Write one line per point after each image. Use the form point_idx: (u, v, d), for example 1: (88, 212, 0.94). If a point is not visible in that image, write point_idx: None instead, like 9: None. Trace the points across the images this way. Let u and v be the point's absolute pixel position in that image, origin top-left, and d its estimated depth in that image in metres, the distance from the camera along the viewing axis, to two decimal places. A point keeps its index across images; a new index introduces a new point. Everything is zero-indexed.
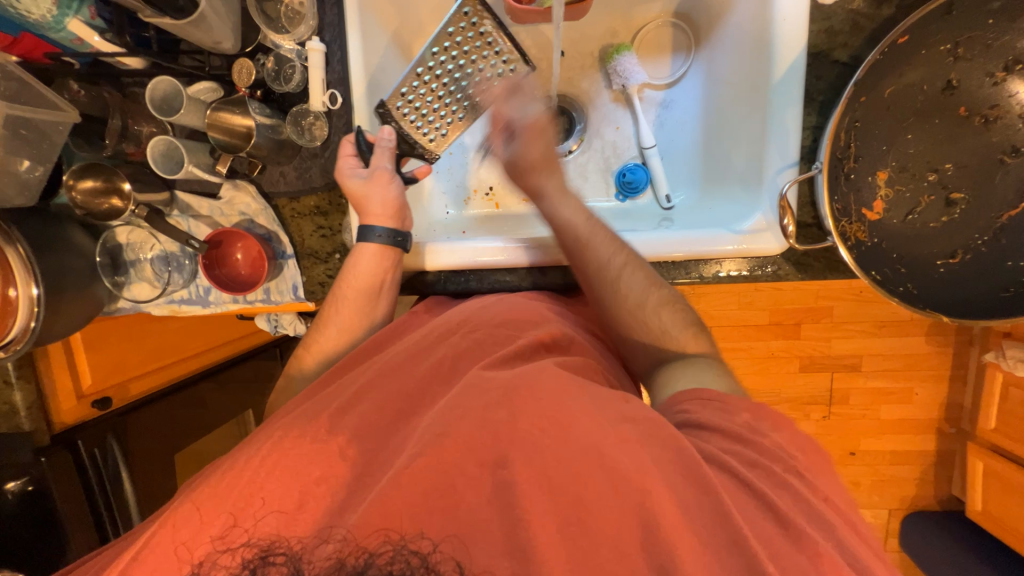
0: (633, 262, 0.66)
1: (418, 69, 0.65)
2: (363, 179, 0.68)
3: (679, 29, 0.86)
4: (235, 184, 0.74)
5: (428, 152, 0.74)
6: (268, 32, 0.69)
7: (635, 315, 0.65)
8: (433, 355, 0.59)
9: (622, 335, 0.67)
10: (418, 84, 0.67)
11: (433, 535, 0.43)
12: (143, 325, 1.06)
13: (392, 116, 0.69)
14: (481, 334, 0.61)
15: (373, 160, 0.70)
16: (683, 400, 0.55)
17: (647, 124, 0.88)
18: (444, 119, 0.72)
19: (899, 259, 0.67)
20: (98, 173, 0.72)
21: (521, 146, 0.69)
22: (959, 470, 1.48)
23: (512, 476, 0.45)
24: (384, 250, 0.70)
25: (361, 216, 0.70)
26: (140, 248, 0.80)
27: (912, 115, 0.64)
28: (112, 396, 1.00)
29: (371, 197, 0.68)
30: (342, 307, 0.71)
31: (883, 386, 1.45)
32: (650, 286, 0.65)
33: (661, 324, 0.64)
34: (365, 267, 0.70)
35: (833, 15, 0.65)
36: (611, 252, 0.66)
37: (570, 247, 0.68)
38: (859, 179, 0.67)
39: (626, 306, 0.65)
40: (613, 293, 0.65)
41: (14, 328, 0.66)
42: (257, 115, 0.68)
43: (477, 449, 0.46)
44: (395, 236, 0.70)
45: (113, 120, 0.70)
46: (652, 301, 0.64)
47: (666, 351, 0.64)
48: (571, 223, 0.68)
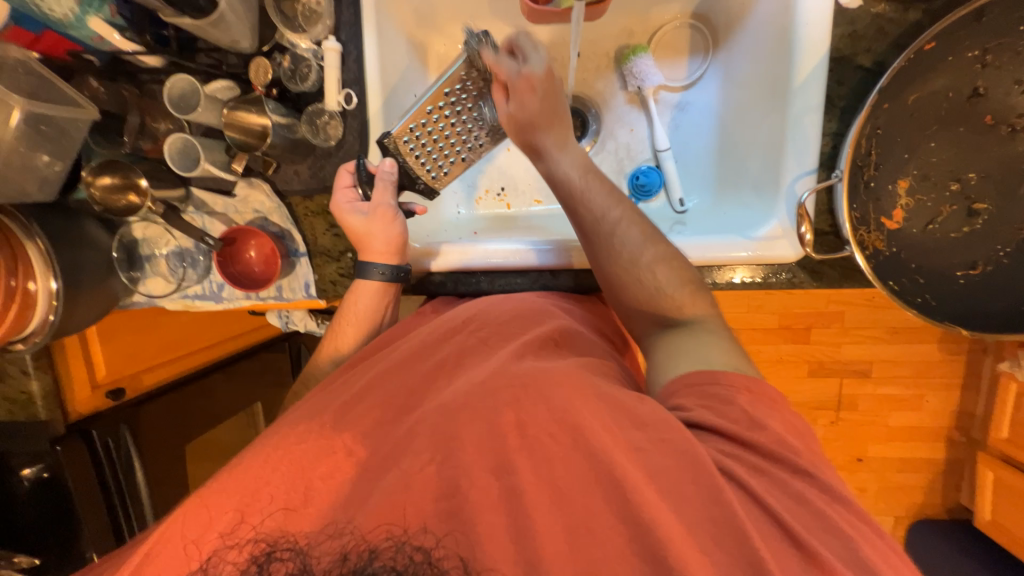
0: (630, 215, 0.66)
1: (429, 106, 0.66)
2: (365, 216, 0.69)
3: (697, 31, 0.85)
4: (249, 182, 0.74)
5: (428, 188, 0.74)
6: (285, 30, 0.68)
7: (629, 272, 0.64)
8: (438, 355, 0.60)
9: (618, 294, 0.66)
10: (426, 120, 0.67)
11: (435, 532, 0.44)
12: (155, 317, 1.07)
13: (396, 150, 0.69)
14: (485, 331, 0.62)
15: (376, 196, 0.69)
16: (678, 392, 0.54)
17: (662, 126, 0.87)
18: (446, 155, 0.72)
19: (918, 269, 0.66)
20: (116, 170, 0.72)
21: (518, 106, 0.66)
22: (969, 479, 1.46)
23: (518, 481, 0.45)
24: (387, 287, 0.72)
25: (362, 251, 0.71)
26: (155, 244, 0.81)
27: (935, 124, 0.63)
28: (126, 387, 1.02)
29: (374, 235, 0.69)
30: (339, 341, 0.73)
31: (893, 393, 1.44)
32: (646, 242, 0.65)
33: (656, 279, 0.63)
34: (364, 303, 0.72)
35: (857, 19, 0.63)
36: (608, 206, 0.66)
37: (566, 203, 0.68)
38: (879, 187, 0.66)
39: (620, 261, 0.65)
40: (607, 250, 0.65)
41: (34, 321, 0.67)
42: (272, 115, 0.68)
43: (483, 452, 0.46)
44: (394, 272, 0.71)
45: (131, 118, 0.71)
46: (646, 257, 0.64)
47: (662, 310, 0.64)
48: (568, 176, 0.67)
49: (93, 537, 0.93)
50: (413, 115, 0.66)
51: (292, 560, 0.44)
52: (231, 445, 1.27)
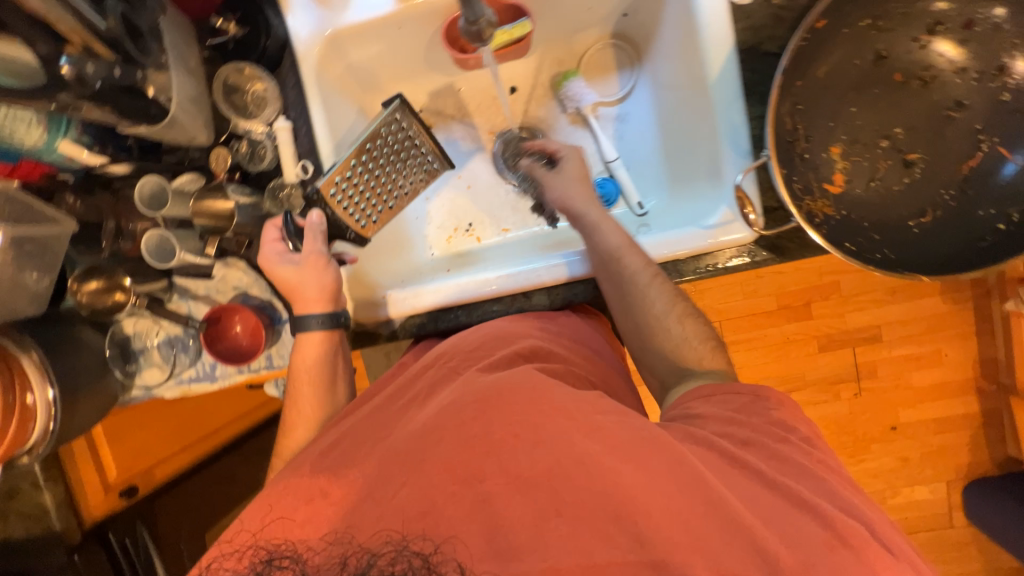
0: (659, 279, 0.68)
1: (354, 160, 0.70)
2: (297, 266, 0.73)
3: (620, 48, 0.91)
4: (225, 262, 0.80)
5: (359, 237, 0.76)
6: (238, 120, 0.74)
7: (656, 326, 0.67)
8: (412, 390, 0.62)
9: (643, 348, 0.68)
10: (352, 172, 0.71)
11: (434, 536, 0.43)
12: (159, 411, 1.02)
13: (323, 200, 0.72)
14: (456, 359, 0.63)
15: (305, 246, 0.73)
16: (688, 400, 0.58)
17: (607, 139, 0.92)
18: (371, 204, 0.75)
19: (872, 226, 0.68)
20: (101, 274, 0.77)
21: (563, 190, 0.77)
22: (1010, 427, 1.40)
23: (491, 489, 0.45)
24: (329, 334, 0.75)
25: (299, 302, 0.74)
26: (146, 335, 0.83)
27: (850, 90, 0.67)
28: (138, 484, 1.03)
29: (305, 283, 0.73)
30: (300, 405, 0.72)
31: (911, 352, 1.41)
32: (669, 303, 0.67)
33: (677, 334, 0.66)
34: (314, 358, 0.73)
35: (753, 12, 0.68)
36: (640, 267, 0.68)
37: (602, 263, 0.70)
38: (814, 157, 0.68)
39: (648, 317, 0.67)
40: (640, 313, 0.67)
41: (34, 433, 0.69)
42: (236, 197, 0.73)
43: (453, 468, 0.46)
44: (332, 319, 0.74)
45: (107, 223, 0.76)
46: (675, 312, 0.67)
47: (687, 364, 0.65)
48: (606, 241, 0.71)
49: None
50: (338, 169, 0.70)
51: (292, 569, 0.44)
52: None
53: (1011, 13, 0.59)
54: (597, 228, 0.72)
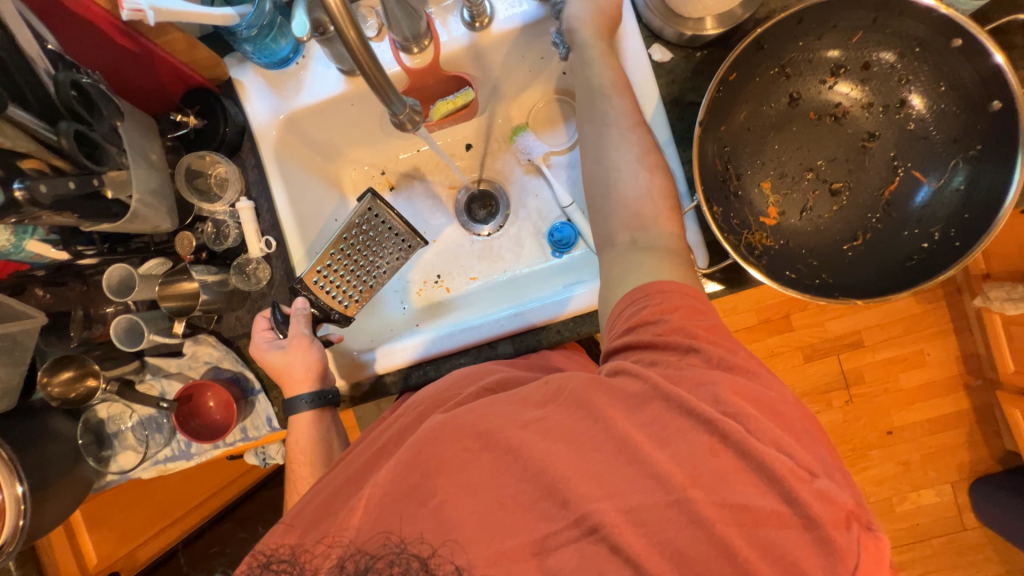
0: (645, 142, 0.63)
1: (332, 250, 0.76)
2: (282, 350, 0.74)
3: (565, 103, 0.96)
4: (195, 339, 0.80)
5: (343, 317, 0.79)
6: (202, 203, 0.77)
7: (615, 166, 0.62)
8: (379, 441, 0.59)
9: (602, 196, 0.63)
10: (330, 261, 0.77)
11: (432, 540, 0.46)
12: (142, 488, 1.06)
13: (309, 288, 0.77)
14: (422, 407, 0.61)
15: (290, 330, 0.74)
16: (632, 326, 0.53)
17: (560, 185, 0.96)
18: (353, 286, 0.79)
19: (810, 253, 0.71)
20: (71, 364, 0.78)
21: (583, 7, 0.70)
22: (1004, 422, 1.41)
23: (455, 529, 0.46)
24: (319, 412, 0.75)
25: (289, 383, 0.75)
26: (119, 420, 0.85)
27: (771, 129, 0.72)
28: (121, 568, 1.05)
29: (293, 364, 0.74)
30: (300, 485, 0.73)
31: (895, 355, 1.43)
32: (649, 169, 0.62)
33: (650, 205, 0.61)
34: (305, 438, 0.74)
35: (674, 69, 0.74)
36: (624, 108, 0.65)
37: (588, 102, 0.67)
38: (747, 193, 0.73)
39: (616, 158, 0.62)
40: (605, 174, 0.63)
41: (4, 532, 0.68)
42: (201, 276, 0.75)
43: (414, 516, 0.47)
44: (320, 397, 0.75)
45: (76, 312, 0.78)
46: (644, 160, 0.62)
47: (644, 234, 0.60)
48: (600, 78, 0.67)
49: None
50: (319, 261, 0.76)
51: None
52: None
53: (898, 56, 0.65)
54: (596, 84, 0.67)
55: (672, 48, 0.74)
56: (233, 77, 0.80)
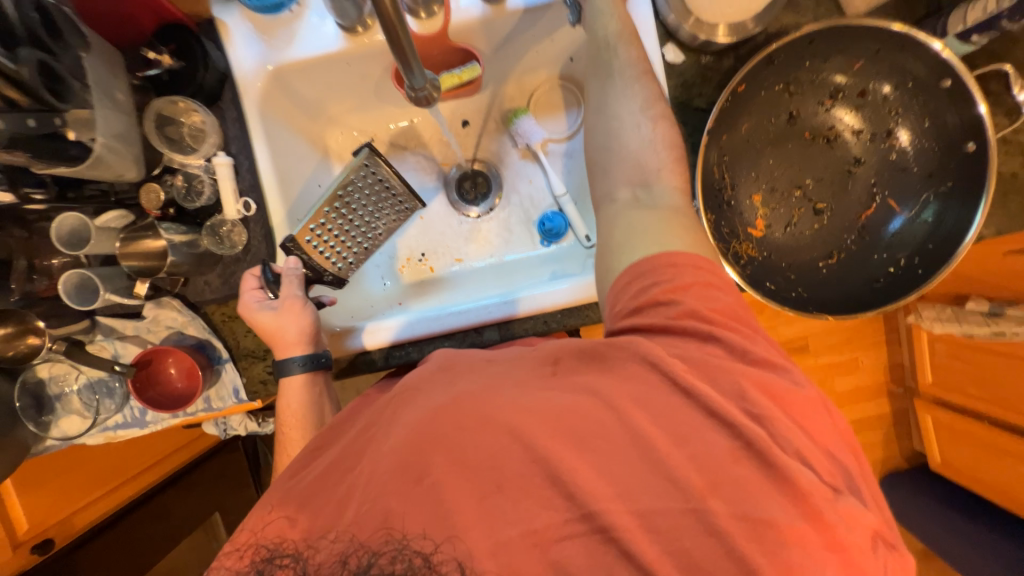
0: (660, 119, 0.64)
1: (327, 207, 0.72)
2: (273, 311, 0.70)
3: (567, 90, 0.94)
4: (157, 301, 0.74)
5: (336, 279, 0.78)
6: (172, 154, 0.70)
7: (622, 121, 0.64)
8: (379, 413, 0.55)
9: (607, 149, 0.65)
10: (325, 219, 0.73)
11: (433, 535, 0.45)
12: (81, 452, 0.99)
13: (300, 248, 0.73)
14: (419, 379, 0.56)
15: (282, 291, 0.71)
16: (622, 301, 0.56)
17: (555, 174, 0.95)
18: (347, 246, 0.77)
19: (789, 267, 0.75)
20: (9, 319, 0.69)
21: None
22: (914, 427, 1.57)
23: (454, 526, 0.45)
24: (312, 375, 0.72)
25: (279, 346, 0.71)
26: (64, 381, 0.78)
27: (768, 144, 0.74)
28: (54, 535, 0.96)
29: (285, 328, 0.70)
30: (290, 449, 0.71)
31: (834, 360, 1.56)
32: (662, 146, 0.63)
33: (663, 177, 0.62)
34: (297, 402, 0.72)
35: (684, 71, 0.74)
36: (634, 63, 0.66)
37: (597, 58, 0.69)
38: (738, 204, 0.75)
39: (623, 111, 0.64)
40: (615, 146, 0.64)
41: None
42: (171, 235, 0.69)
43: (414, 509, 0.45)
44: (314, 360, 0.72)
45: (18, 261, 0.70)
46: (650, 111, 0.64)
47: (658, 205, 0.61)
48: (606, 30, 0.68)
49: None
50: (314, 219, 0.72)
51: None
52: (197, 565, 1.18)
53: (895, 90, 0.69)
54: (611, 52, 0.67)
55: (685, 51, 0.74)
56: (215, 16, 0.72)
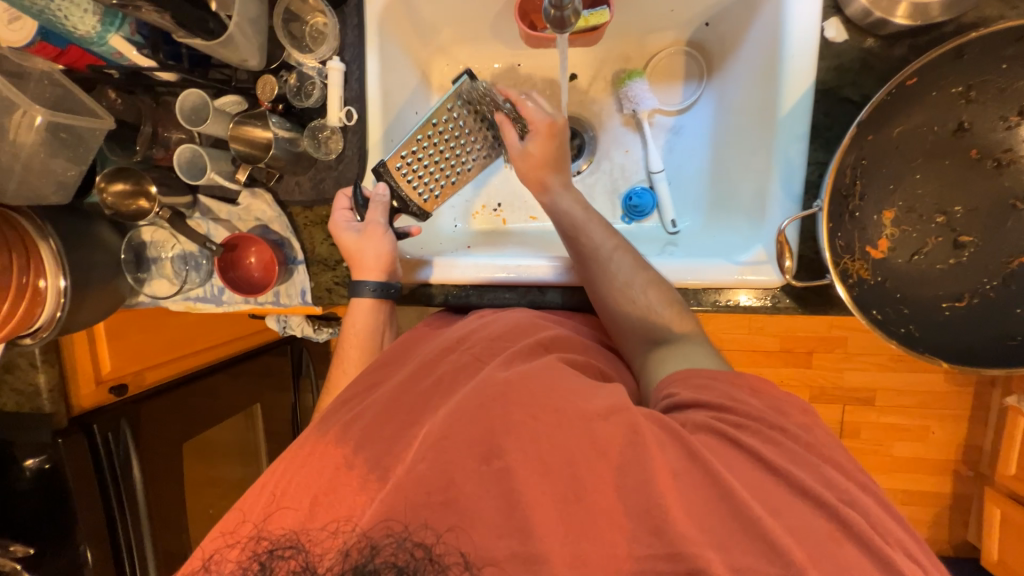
0: (623, 248, 0.69)
1: (419, 135, 0.71)
2: (357, 235, 0.72)
3: (692, 57, 0.87)
4: (252, 192, 0.78)
5: (421, 210, 0.78)
6: (292, 50, 0.73)
7: (594, 262, 0.69)
8: (436, 370, 0.59)
9: (594, 293, 0.69)
10: (417, 147, 0.72)
11: (436, 527, 0.44)
12: (162, 317, 1.11)
13: (390, 173, 0.73)
14: (478, 347, 0.61)
15: (367, 216, 0.73)
16: (671, 384, 0.57)
17: (656, 148, 0.89)
18: (435, 179, 0.76)
19: (903, 299, 0.66)
20: (127, 177, 0.76)
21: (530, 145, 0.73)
22: (976, 515, 1.38)
23: (509, 464, 0.46)
24: (378, 303, 0.74)
25: (356, 268, 0.73)
26: (161, 246, 0.84)
27: (921, 155, 0.64)
28: (128, 383, 1.06)
29: (364, 251, 0.72)
30: (346, 364, 0.75)
31: (898, 423, 1.38)
32: (636, 269, 0.68)
33: (647, 303, 0.66)
34: (361, 324, 0.74)
35: (843, 53, 0.65)
36: (592, 222, 0.71)
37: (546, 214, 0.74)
38: (864, 217, 0.66)
39: (589, 256, 0.69)
40: (601, 281, 0.68)
41: (41, 318, 0.70)
42: (276, 129, 0.72)
43: (471, 443, 0.47)
44: (384, 289, 0.74)
45: (145, 127, 0.76)
46: (609, 245, 0.69)
47: (653, 328, 0.66)
48: (570, 212, 0.72)
49: (87, 530, 0.95)
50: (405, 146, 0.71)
51: (295, 559, 0.45)
52: (235, 443, 1.29)
53: None
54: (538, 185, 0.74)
55: (850, 29, 0.65)
56: None
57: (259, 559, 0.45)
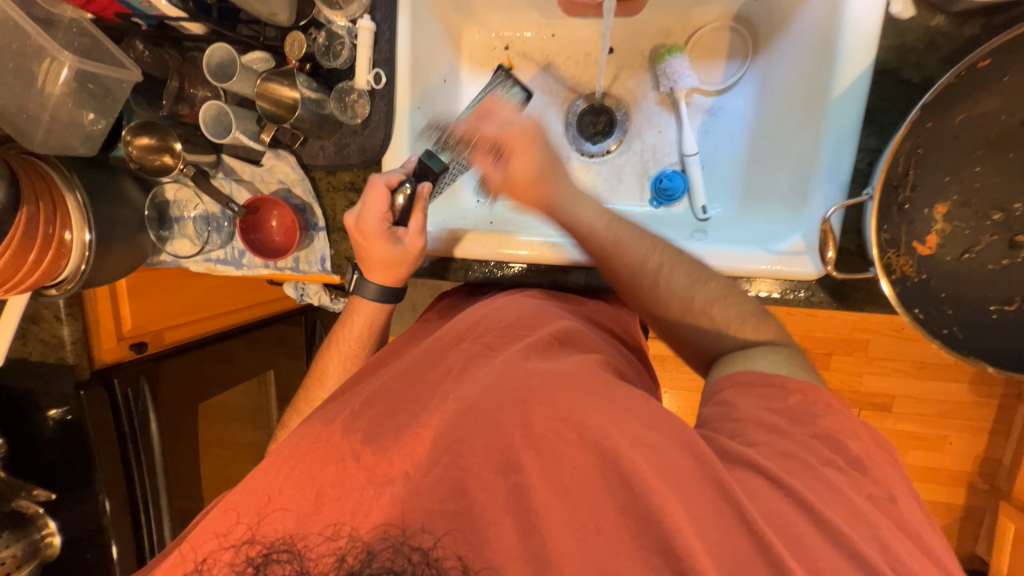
0: (673, 257, 0.62)
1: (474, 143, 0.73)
2: (404, 247, 0.69)
3: (736, 34, 0.83)
4: (276, 154, 0.76)
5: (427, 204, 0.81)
6: (322, 7, 0.71)
7: (644, 287, 0.62)
8: (443, 358, 0.57)
9: (665, 326, 0.63)
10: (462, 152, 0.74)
11: (433, 530, 0.43)
12: (181, 279, 1.12)
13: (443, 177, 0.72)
14: (491, 337, 0.59)
15: (418, 229, 0.70)
16: (726, 389, 0.52)
17: (691, 130, 0.85)
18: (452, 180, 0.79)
19: (948, 299, 0.63)
20: (153, 132, 0.75)
21: (513, 165, 0.66)
22: (988, 528, 1.35)
23: (525, 480, 0.43)
24: (383, 304, 0.74)
25: (379, 272, 0.71)
26: (184, 206, 0.84)
27: (983, 147, 0.60)
28: (148, 341, 1.07)
29: (407, 266, 0.71)
30: (348, 338, 0.74)
31: (915, 430, 1.34)
32: (695, 283, 0.60)
33: (715, 321, 0.59)
34: (367, 312, 0.74)
35: (907, 31, 0.61)
36: (645, 251, 0.62)
37: (599, 258, 0.64)
38: (914, 210, 0.63)
39: (632, 279, 0.62)
40: (663, 300, 0.61)
41: (66, 270, 0.70)
42: (303, 89, 0.70)
43: (485, 448, 0.45)
44: (392, 292, 0.73)
45: (171, 82, 0.74)
46: (653, 261, 0.62)
47: (725, 346, 0.59)
48: (594, 228, 0.64)
49: (107, 483, 0.98)
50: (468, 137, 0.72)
51: (291, 563, 0.44)
52: (245, 410, 1.30)
53: None
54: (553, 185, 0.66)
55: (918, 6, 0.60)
56: None
57: (253, 562, 0.45)
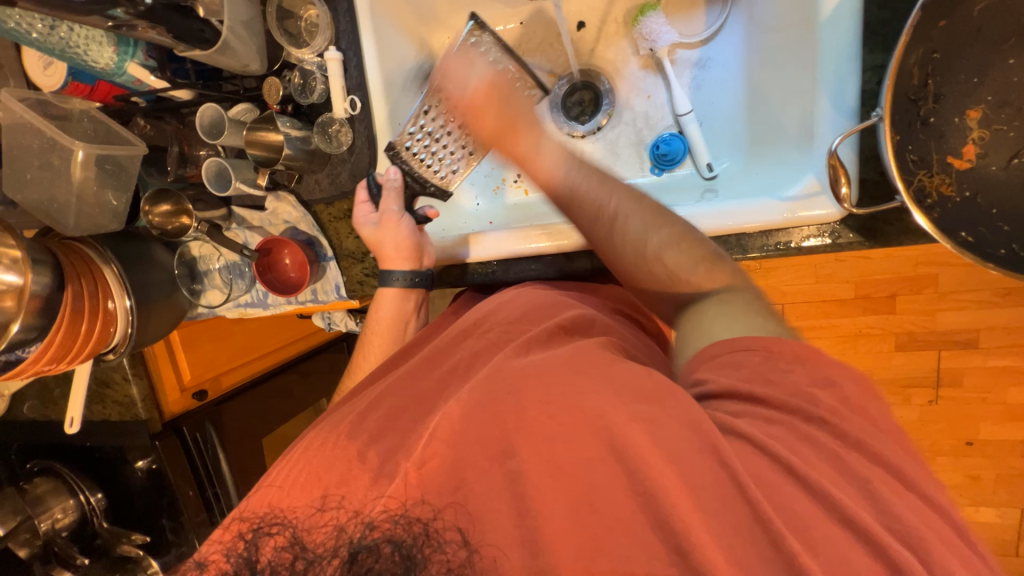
0: (631, 203, 0.61)
1: (425, 105, 0.72)
2: (375, 226, 0.73)
3: None
4: (276, 195, 0.80)
5: (440, 190, 0.77)
6: (290, 49, 0.75)
7: (601, 229, 0.61)
8: (448, 358, 0.58)
9: (628, 284, 0.62)
10: (424, 120, 0.72)
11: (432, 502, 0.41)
12: (227, 326, 1.17)
13: (401, 157, 0.73)
14: (494, 331, 0.59)
15: (382, 204, 0.73)
16: (698, 366, 0.50)
17: (681, 88, 0.80)
18: (450, 154, 0.76)
19: (1001, 214, 0.55)
20: (168, 198, 0.82)
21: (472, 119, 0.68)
22: None
23: (521, 466, 0.42)
24: (406, 293, 0.75)
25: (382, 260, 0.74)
26: (209, 260, 0.90)
27: (1015, 34, 0.52)
28: (208, 388, 1.15)
29: (384, 240, 0.72)
30: (371, 351, 0.77)
31: (1007, 365, 1.19)
32: (650, 228, 0.59)
33: (668, 268, 0.57)
34: (386, 314, 0.75)
35: None
36: (605, 196, 0.61)
37: (562, 204, 0.64)
38: (942, 122, 0.55)
39: (593, 226, 0.62)
40: (617, 243, 0.60)
41: (115, 335, 0.77)
42: (287, 129, 0.72)
43: (481, 440, 0.43)
44: (413, 277, 0.74)
45: (173, 147, 0.80)
46: (614, 203, 0.61)
47: (678, 292, 0.57)
48: (553, 176, 0.64)
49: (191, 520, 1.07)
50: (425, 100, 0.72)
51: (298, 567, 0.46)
52: None
53: None
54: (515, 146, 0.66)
55: None
56: None
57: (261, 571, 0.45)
